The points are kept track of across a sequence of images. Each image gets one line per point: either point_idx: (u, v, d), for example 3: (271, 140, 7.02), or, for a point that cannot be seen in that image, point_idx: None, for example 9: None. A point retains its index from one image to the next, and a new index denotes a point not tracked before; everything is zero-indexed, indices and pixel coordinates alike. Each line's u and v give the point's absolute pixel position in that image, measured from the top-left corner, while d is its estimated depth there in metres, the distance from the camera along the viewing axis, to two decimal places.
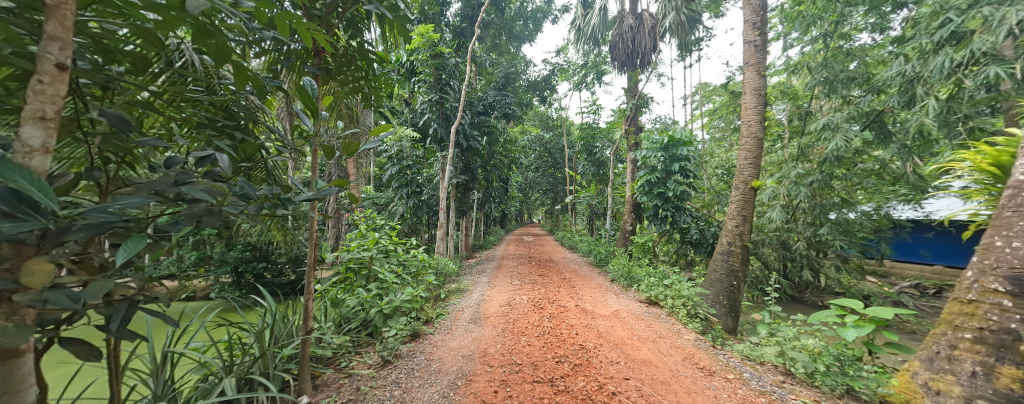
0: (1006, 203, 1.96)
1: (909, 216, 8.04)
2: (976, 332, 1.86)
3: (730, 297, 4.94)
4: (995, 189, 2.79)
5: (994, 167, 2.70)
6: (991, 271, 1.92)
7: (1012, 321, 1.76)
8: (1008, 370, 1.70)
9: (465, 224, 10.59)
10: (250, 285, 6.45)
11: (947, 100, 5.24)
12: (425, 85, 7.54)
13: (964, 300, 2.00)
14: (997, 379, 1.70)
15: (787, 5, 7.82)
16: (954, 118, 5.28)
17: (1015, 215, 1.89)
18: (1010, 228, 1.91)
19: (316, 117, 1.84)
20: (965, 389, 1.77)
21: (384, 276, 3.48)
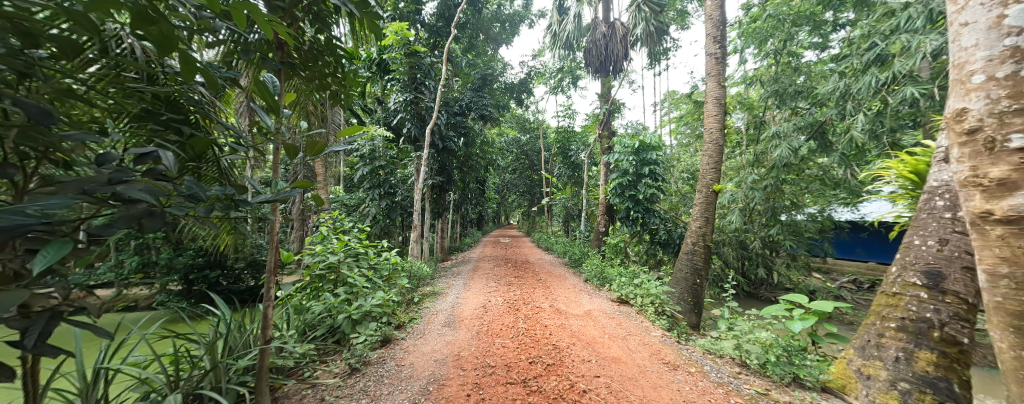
0: (925, 208, 3.15)
1: (847, 218, 8.76)
2: (900, 322, 2.95)
3: (694, 295, 5.29)
4: (915, 193, 3.56)
5: (913, 175, 3.47)
6: (912, 266, 3.09)
7: (926, 311, 2.86)
8: (924, 355, 2.73)
9: (441, 226, 10.42)
10: (201, 291, 5.98)
11: (874, 115, 5.74)
12: (399, 82, 7.38)
13: (891, 293, 3.14)
14: (917, 363, 2.72)
15: (745, 21, 8.33)
16: (881, 130, 5.77)
17: (929, 218, 3.09)
18: (925, 228, 3.10)
19: (277, 113, 1.68)
20: (893, 373, 2.79)
21: (354, 281, 3.33)
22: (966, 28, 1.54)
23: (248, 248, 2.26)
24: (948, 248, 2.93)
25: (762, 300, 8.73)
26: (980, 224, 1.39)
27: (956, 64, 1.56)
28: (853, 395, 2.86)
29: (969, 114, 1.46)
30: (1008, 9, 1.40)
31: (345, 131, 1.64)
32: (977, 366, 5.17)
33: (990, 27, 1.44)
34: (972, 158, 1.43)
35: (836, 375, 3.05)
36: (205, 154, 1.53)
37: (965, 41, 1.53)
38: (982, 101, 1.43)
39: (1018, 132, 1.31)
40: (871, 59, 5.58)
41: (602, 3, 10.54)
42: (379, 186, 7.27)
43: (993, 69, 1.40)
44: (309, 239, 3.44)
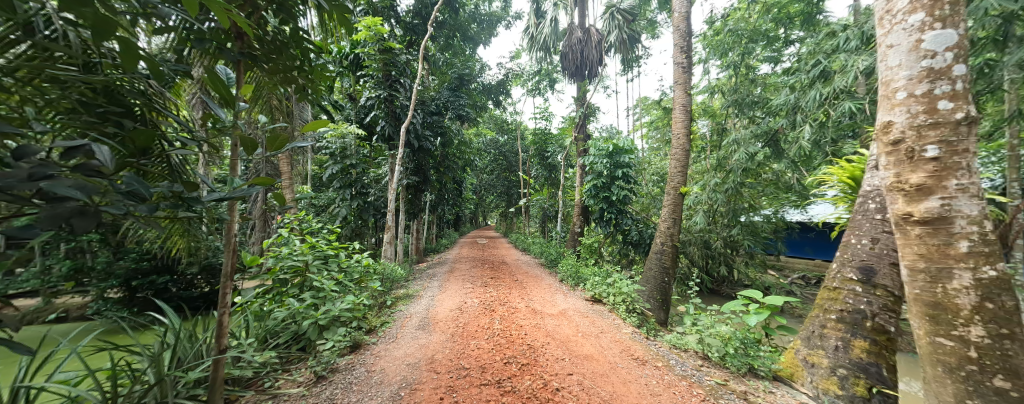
0: (859, 210, 3.46)
1: (797, 219, 9.45)
2: (839, 313, 3.27)
3: (662, 293, 5.53)
4: (852, 197, 3.90)
5: (851, 180, 3.81)
6: (849, 262, 3.39)
7: (861, 303, 3.18)
8: (859, 343, 3.07)
9: (417, 227, 10.21)
10: (146, 299, 5.49)
11: (819, 126, 6.23)
12: (372, 79, 7.15)
13: (832, 287, 3.45)
14: (852, 351, 3.07)
15: (710, 33, 8.78)
16: (825, 140, 6.28)
17: (862, 219, 3.40)
18: (859, 228, 3.41)
19: (235, 107, 1.58)
20: (832, 360, 3.13)
21: (319, 285, 3.16)
22: (890, 49, 1.88)
23: (201, 250, 2.11)
24: (878, 246, 3.23)
25: (723, 297, 9.20)
26: (902, 224, 1.74)
27: (882, 80, 1.90)
28: (798, 381, 3.22)
29: (895, 125, 1.78)
30: (923, 36, 1.74)
31: (312, 127, 1.56)
32: (902, 353, 5.72)
33: (908, 50, 1.79)
34: (897, 165, 1.76)
35: (785, 364, 3.37)
36: (153, 149, 1.42)
37: (892, 61, 1.86)
38: (905, 115, 1.76)
39: (932, 143, 1.66)
40: (816, 75, 6.08)
41: (577, 8, 10.77)
42: (350, 186, 7.02)
43: (911, 88, 1.74)
44: (271, 239, 3.23)
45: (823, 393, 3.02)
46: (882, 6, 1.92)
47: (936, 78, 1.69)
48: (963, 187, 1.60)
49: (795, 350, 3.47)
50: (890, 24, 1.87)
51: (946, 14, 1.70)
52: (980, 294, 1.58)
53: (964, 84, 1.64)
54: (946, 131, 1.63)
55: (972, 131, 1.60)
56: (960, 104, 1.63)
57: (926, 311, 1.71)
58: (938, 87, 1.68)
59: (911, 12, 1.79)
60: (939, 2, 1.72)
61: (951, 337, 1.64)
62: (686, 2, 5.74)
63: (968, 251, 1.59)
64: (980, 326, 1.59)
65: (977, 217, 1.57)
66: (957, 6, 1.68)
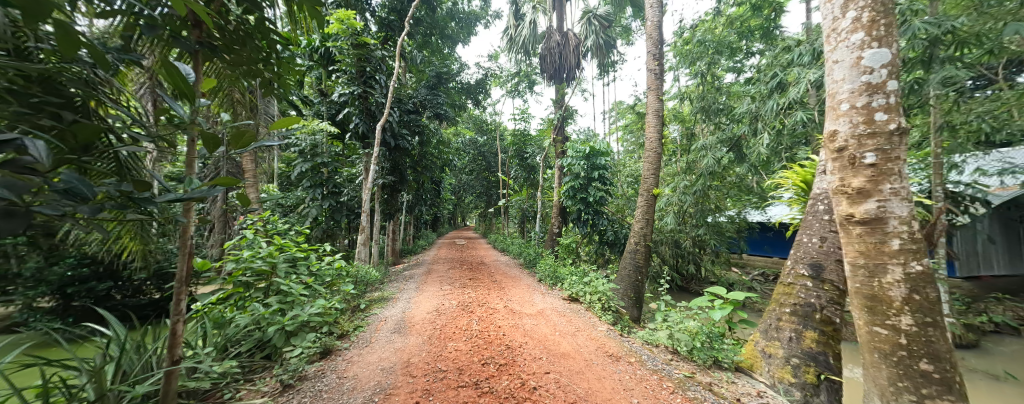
0: (811, 211, 3.70)
1: (757, 218, 9.72)
2: (792, 307, 3.50)
3: (636, 291, 5.69)
4: (803, 199, 4.19)
5: (804, 183, 4.09)
6: (801, 259, 3.65)
7: (811, 297, 3.42)
8: (810, 334, 3.30)
9: (393, 227, 10.01)
10: (86, 308, 5.07)
11: (777, 133, 6.63)
12: (345, 75, 6.89)
13: (786, 282, 3.68)
14: (804, 342, 3.30)
15: (680, 43, 9.13)
16: (783, 147, 6.69)
17: (812, 219, 3.65)
18: (810, 228, 3.65)
19: (193, 101, 1.48)
20: (787, 351, 3.35)
21: (288, 289, 3.00)
22: (836, 64, 2.15)
23: (155, 252, 1.97)
24: (826, 244, 3.48)
25: (692, 293, 9.56)
26: (847, 224, 2.01)
27: (829, 92, 2.16)
28: (757, 371, 3.44)
29: (839, 134, 2.04)
30: (862, 53, 2.01)
31: (282, 124, 1.47)
32: (847, 341, 6.19)
33: (850, 65, 2.05)
34: (841, 170, 2.03)
35: (746, 356, 3.59)
36: (94, 144, 1.29)
37: (836, 74, 2.12)
38: (847, 125, 2.02)
39: (871, 151, 1.91)
40: (775, 85, 6.45)
41: (556, 13, 10.89)
42: (321, 185, 6.77)
43: (853, 100, 2.00)
44: (233, 240, 3.01)
45: (778, 381, 3.24)
46: (828, 24, 2.18)
47: (874, 92, 1.95)
48: (896, 191, 1.85)
49: (754, 342, 3.69)
50: (836, 41, 2.13)
51: (881, 34, 1.96)
52: (909, 287, 1.83)
53: (896, 98, 1.90)
54: (881, 141, 1.88)
55: (903, 141, 1.85)
56: (893, 116, 1.88)
57: (864, 303, 1.99)
58: (875, 100, 1.94)
59: (852, 31, 2.05)
60: (876, 22, 1.97)
61: (886, 326, 1.91)
62: (658, 11, 5.93)
63: (899, 249, 1.85)
64: (909, 316, 1.84)
65: (907, 218, 1.83)
66: (890, 27, 1.93)
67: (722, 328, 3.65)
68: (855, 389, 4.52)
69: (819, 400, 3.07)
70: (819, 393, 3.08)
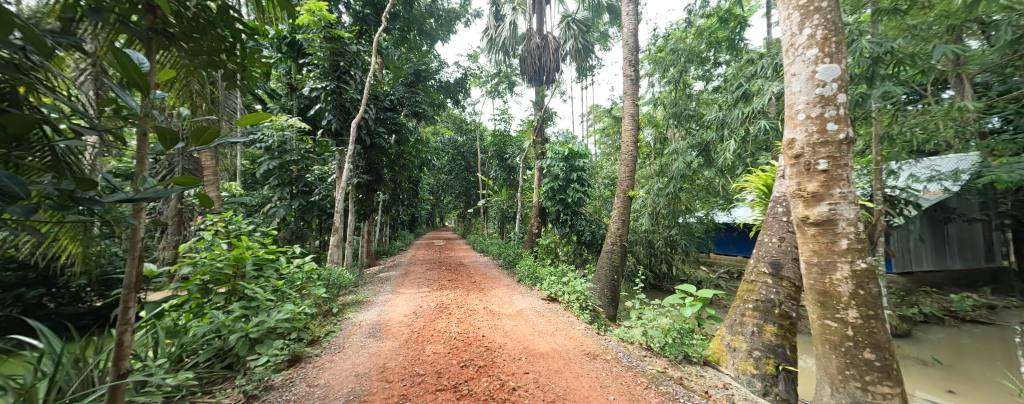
0: (772, 211, 3.87)
1: (723, 220, 10.25)
2: (755, 303, 3.66)
3: (612, 290, 5.80)
4: (764, 202, 4.41)
5: (764, 187, 4.33)
6: (761, 258, 3.80)
7: (770, 294, 3.59)
8: (769, 328, 3.48)
9: (368, 228, 9.73)
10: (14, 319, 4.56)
11: (742, 139, 6.97)
12: (318, 69, 6.61)
13: (749, 280, 3.85)
14: (764, 335, 3.48)
15: (654, 50, 9.42)
16: (748, 151, 7.03)
17: (773, 219, 3.82)
18: (769, 228, 3.82)
19: (146, 93, 1.34)
20: (750, 344, 3.51)
21: (257, 295, 2.83)
22: (794, 76, 2.59)
23: (98, 256, 1.80)
24: (784, 243, 3.65)
25: (663, 291, 9.86)
26: (803, 225, 2.47)
27: (789, 101, 2.61)
28: (723, 364, 3.61)
29: (797, 142, 2.49)
30: (816, 67, 2.47)
31: (252, 120, 1.34)
32: (801, 333, 6.58)
33: (807, 79, 2.50)
34: (798, 175, 2.47)
35: (713, 350, 3.77)
36: (28, 138, 1.13)
37: (795, 86, 2.57)
38: (803, 133, 2.47)
39: (823, 158, 2.35)
40: (740, 95, 6.78)
41: (535, 15, 10.95)
42: (290, 183, 6.49)
43: (808, 111, 2.46)
44: (187, 242, 2.72)
45: (741, 373, 3.42)
46: (788, 39, 2.62)
47: (826, 103, 2.40)
48: (844, 194, 2.29)
49: (720, 336, 3.87)
50: (795, 55, 2.58)
51: (833, 51, 2.41)
52: (854, 283, 2.29)
53: (845, 109, 2.35)
54: (832, 149, 2.33)
55: (849, 149, 2.31)
56: (842, 126, 2.33)
57: (817, 298, 2.46)
58: (826, 111, 2.39)
59: (808, 46, 2.50)
60: (828, 39, 2.43)
61: (835, 320, 2.37)
62: (634, 19, 6.06)
63: (846, 248, 2.30)
64: (854, 310, 2.31)
65: (853, 219, 2.28)
66: (839, 45, 2.39)
67: (692, 324, 3.79)
68: (807, 379, 4.81)
69: (777, 389, 3.26)
70: (777, 383, 3.26)
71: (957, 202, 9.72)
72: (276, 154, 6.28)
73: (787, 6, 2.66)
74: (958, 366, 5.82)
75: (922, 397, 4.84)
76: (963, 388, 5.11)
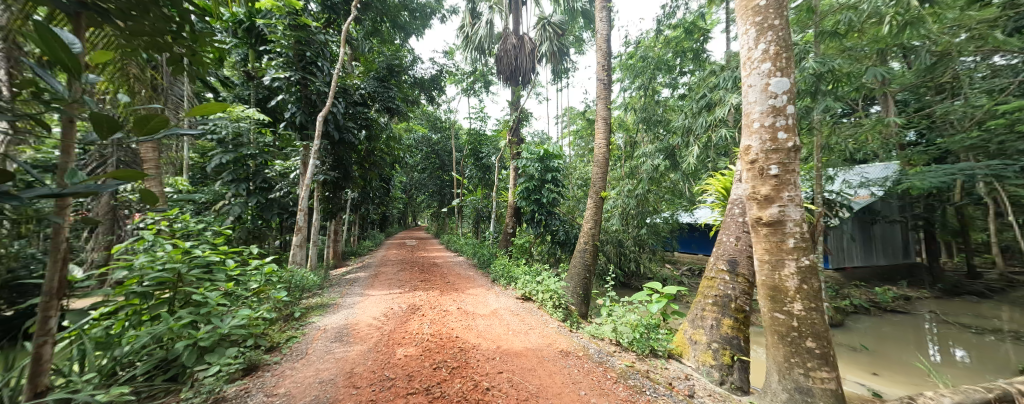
0: (730, 212, 4.06)
1: (688, 220, 10.70)
2: (714, 299, 3.83)
3: (584, 288, 5.88)
4: (722, 204, 4.64)
5: (723, 190, 4.57)
6: (720, 256, 3.98)
7: (727, 290, 3.78)
8: (726, 322, 3.67)
9: (335, 228, 9.35)
10: None
11: (705, 144, 7.32)
12: (281, 58, 6.23)
13: (709, 276, 4.02)
14: (722, 328, 3.67)
15: (626, 57, 9.70)
16: (710, 155, 7.39)
17: (730, 219, 4.01)
18: (727, 228, 4.02)
19: (73, 75, 1.14)
20: (709, 337, 3.69)
21: (207, 300, 2.57)
22: (750, 87, 2.81)
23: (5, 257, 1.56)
24: (740, 242, 3.85)
25: (632, 289, 10.12)
26: (757, 225, 2.68)
27: (745, 110, 2.81)
28: (685, 356, 3.78)
29: (753, 148, 2.71)
30: (769, 80, 2.70)
31: (204, 113, 1.20)
32: (753, 325, 7.00)
33: (761, 90, 2.72)
34: (753, 179, 2.68)
35: (677, 343, 3.93)
36: None
37: (751, 96, 2.78)
38: (758, 141, 2.69)
39: (775, 164, 2.58)
40: (703, 105, 7.17)
41: (512, 15, 10.92)
42: (246, 180, 6.08)
43: (762, 120, 2.68)
44: (122, 243, 2.42)
45: (701, 365, 3.59)
46: (745, 53, 2.84)
47: (777, 114, 2.63)
48: (792, 197, 2.53)
49: (683, 330, 4.02)
50: (751, 68, 2.79)
51: (783, 66, 2.65)
52: (800, 278, 2.53)
53: (792, 120, 2.59)
54: (782, 156, 2.56)
55: (796, 156, 2.55)
56: (790, 135, 2.57)
57: (769, 293, 2.69)
58: (778, 121, 2.63)
59: (762, 60, 2.72)
60: (779, 55, 2.66)
61: (782, 312, 2.63)
62: (607, 26, 6.18)
63: (793, 246, 2.54)
64: (799, 303, 2.56)
65: (799, 220, 2.53)
66: (788, 61, 2.63)
67: (658, 319, 3.93)
68: (758, 368, 5.10)
69: (732, 378, 3.47)
70: (732, 372, 3.46)
71: (882, 204, 10.61)
72: (230, 147, 5.84)
73: (745, 22, 2.87)
74: (880, 350, 6.42)
75: (853, 380, 5.27)
76: (885, 369, 5.65)
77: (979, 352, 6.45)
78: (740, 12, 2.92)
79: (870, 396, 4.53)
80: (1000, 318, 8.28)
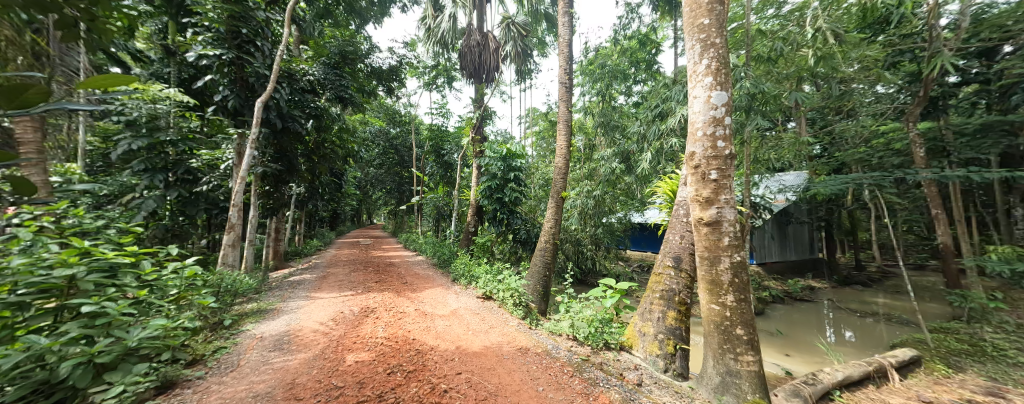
0: (675, 213, 4.28)
1: (641, 220, 11.23)
2: (660, 293, 4.00)
3: (543, 286, 5.92)
4: (670, 206, 4.89)
5: (671, 193, 4.81)
6: (667, 253, 4.17)
7: (671, 284, 3.99)
8: (670, 315, 3.87)
9: (279, 224, 8.61)
10: None
11: (657, 150, 7.72)
12: (212, 34, 5.60)
13: (656, 272, 4.20)
14: (666, 320, 3.84)
15: (587, 62, 9.96)
16: (662, 160, 7.79)
17: (677, 220, 4.22)
18: (673, 227, 4.24)
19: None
20: (655, 328, 3.85)
21: (110, 309, 2.20)
22: (695, 99, 2.96)
23: None
24: (684, 241, 4.08)
25: (589, 285, 10.41)
26: (699, 225, 2.85)
27: (690, 120, 2.96)
28: (635, 348, 3.92)
29: (696, 154, 2.86)
30: (711, 93, 2.87)
31: (103, 86, 0.86)
32: (694, 317, 7.49)
33: (704, 101, 2.88)
34: (696, 183, 2.85)
35: (627, 336, 4.07)
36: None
37: (696, 107, 2.93)
38: (701, 148, 2.84)
39: (715, 170, 2.76)
40: (657, 113, 7.55)
41: (476, 11, 10.77)
42: (164, 169, 5.38)
43: (704, 129, 2.84)
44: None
45: (649, 355, 3.75)
46: (691, 66, 2.99)
47: (717, 124, 2.81)
48: (728, 200, 2.73)
49: (633, 323, 4.16)
50: (695, 81, 2.95)
51: (722, 80, 2.83)
52: (732, 272, 2.77)
53: (730, 130, 2.78)
54: (721, 162, 2.74)
55: (732, 163, 2.74)
56: (727, 144, 2.77)
57: (707, 287, 2.89)
58: (717, 130, 2.81)
59: (705, 74, 2.89)
60: (719, 69, 2.84)
61: (718, 304, 2.83)
62: (570, 30, 6.26)
63: (728, 244, 2.75)
64: (731, 294, 2.78)
65: (733, 220, 2.74)
66: (727, 76, 2.82)
67: (611, 313, 4.04)
68: (694, 355, 5.49)
69: (675, 366, 3.66)
70: (675, 360, 3.65)
71: (795, 207, 11.87)
72: (143, 131, 5.19)
73: (691, 38, 3.02)
74: (790, 333, 7.20)
75: (771, 361, 5.81)
76: (799, 351, 6.30)
77: (860, 332, 7.46)
78: (686, 28, 3.06)
79: (784, 375, 5.07)
80: (877, 302, 9.69)
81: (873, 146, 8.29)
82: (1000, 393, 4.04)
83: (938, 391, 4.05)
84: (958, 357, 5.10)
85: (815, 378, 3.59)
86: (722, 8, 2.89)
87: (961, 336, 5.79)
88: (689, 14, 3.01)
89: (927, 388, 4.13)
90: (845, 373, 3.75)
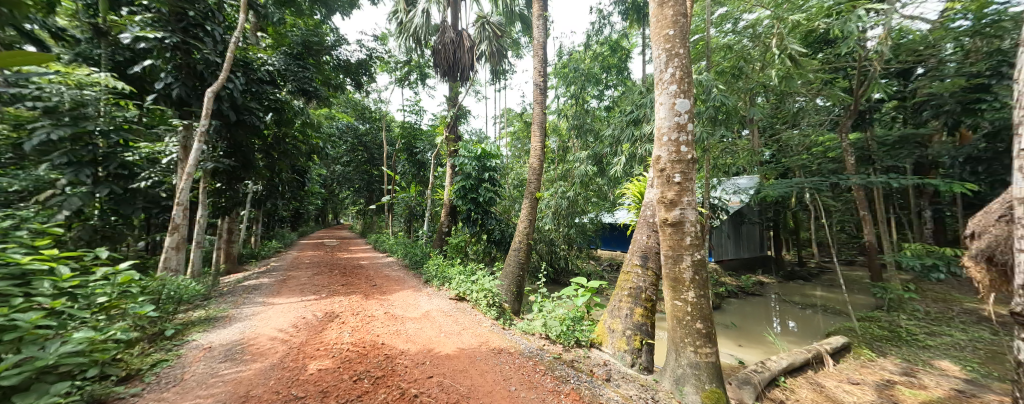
0: (644, 213, 4.39)
1: (612, 220, 11.52)
2: (629, 291, 4.10)
3: (517, 286, 5.90)
4: (638, 206, 5.02)
5: (639, 194, 4.96)
6: (636, 252, 4.28)
7: (639, 282, 4.09)
8: (638, 311, 3.96)
9: (232, 223, 8.06)
10: None
11: (628, 153, 7.93)
12: (152, 16, 5.13)
13: (625, 270, 4.30)
14: (633, 316, 3.94)
15: (561, 65, 10.04)
16: (632, 162, 8.00)
17: (645, 220, 4.33)
18: (641, 227, 4.35)
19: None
20: (624, 324, 3.94)
21: (20, 323, 1.95)
22: (661, 105, 3.04)
23: None
24: (651, 240, 4.20)
25: (561, 284, 10.54)
26: (664, 226, 2.94)
27: (657, 125, 3.05)
28: (605, 345, 3.99)
29: (662, 158, 2.95)
30: (675, 100, 2.96)
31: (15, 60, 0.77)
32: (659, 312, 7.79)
33: (669, 108, 2.97)
34: (662, 185, 2.93)
35: (598, 333, 4.14)
36: None
37: (662, 112, 3.01)
38: (666, 152, 2.93)
39: (678, 173, 2.86)
40: (630, 118, 7.76)
41: (450, 9, 10.60)
42: (92, 163, 4.84)
43: (669, 134, 2.94)
44: None
45: (618, 351, 3.83)
46: (658, 74, 3.08)
47: (681, 130, 2.91)
48: (690, 202, 2.84)
49: (604, 321, 4.23)
50: (662, 88, 3.03)
51: (685, 88, 2.94)
52: (693, 270, 2.87)
53: (692, 136, 2.89)
54: (684, 166, 2.84)
55: (693, 167, 2.85)
56: (689, 149, 2.87)
57: (670, 284, 2.99)
58: (681, 136, 2.91)
59: (671, 82, 2.98)
60: (683, 77, 2.95)
61: (681, 300, 2.93)
62: (544, 33, 6.30)
63: (689, 243, 2.86)
64: (692, 291, 2.88)
65: (694, 220, 2.85)
66: (690, 84, 2.93)
67: (583, 312, 4.08)
68: (658, 349, 5.69)
69: (641, 360, 3.75)
70: (641, 355, 3.75)
71: (748, 208, 12.41)
72: (66, 119, 4.59)
73: (658, 46, 3.10)
74: (744, 326, 7.66)
75: (727, 352, 6.15)
76: (752, 342, 6.68)
77: (803, 322, 8.06)
78: (653, 37, 3.15)
79: (736, 364, 5.39)
80: (817, 295, 10.51)
81: (816, 152, 9.01)
82: (913, 372, 4.51)
83: (864, 373, 4.44)
84: (880, 342, 5.63)
85: (763, 366, 3.80)
86: (685, 20, 3.00)
87: (881, 323, 6.38)
88: (656, 24, 3.10)
89: (855, 370, 4.51)
90: (789, 361, 4.02)
